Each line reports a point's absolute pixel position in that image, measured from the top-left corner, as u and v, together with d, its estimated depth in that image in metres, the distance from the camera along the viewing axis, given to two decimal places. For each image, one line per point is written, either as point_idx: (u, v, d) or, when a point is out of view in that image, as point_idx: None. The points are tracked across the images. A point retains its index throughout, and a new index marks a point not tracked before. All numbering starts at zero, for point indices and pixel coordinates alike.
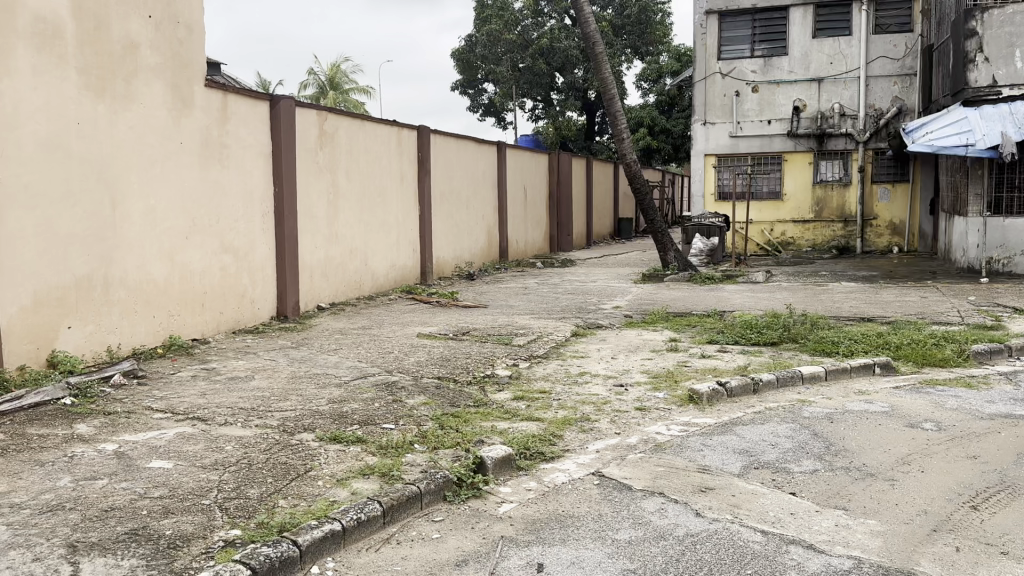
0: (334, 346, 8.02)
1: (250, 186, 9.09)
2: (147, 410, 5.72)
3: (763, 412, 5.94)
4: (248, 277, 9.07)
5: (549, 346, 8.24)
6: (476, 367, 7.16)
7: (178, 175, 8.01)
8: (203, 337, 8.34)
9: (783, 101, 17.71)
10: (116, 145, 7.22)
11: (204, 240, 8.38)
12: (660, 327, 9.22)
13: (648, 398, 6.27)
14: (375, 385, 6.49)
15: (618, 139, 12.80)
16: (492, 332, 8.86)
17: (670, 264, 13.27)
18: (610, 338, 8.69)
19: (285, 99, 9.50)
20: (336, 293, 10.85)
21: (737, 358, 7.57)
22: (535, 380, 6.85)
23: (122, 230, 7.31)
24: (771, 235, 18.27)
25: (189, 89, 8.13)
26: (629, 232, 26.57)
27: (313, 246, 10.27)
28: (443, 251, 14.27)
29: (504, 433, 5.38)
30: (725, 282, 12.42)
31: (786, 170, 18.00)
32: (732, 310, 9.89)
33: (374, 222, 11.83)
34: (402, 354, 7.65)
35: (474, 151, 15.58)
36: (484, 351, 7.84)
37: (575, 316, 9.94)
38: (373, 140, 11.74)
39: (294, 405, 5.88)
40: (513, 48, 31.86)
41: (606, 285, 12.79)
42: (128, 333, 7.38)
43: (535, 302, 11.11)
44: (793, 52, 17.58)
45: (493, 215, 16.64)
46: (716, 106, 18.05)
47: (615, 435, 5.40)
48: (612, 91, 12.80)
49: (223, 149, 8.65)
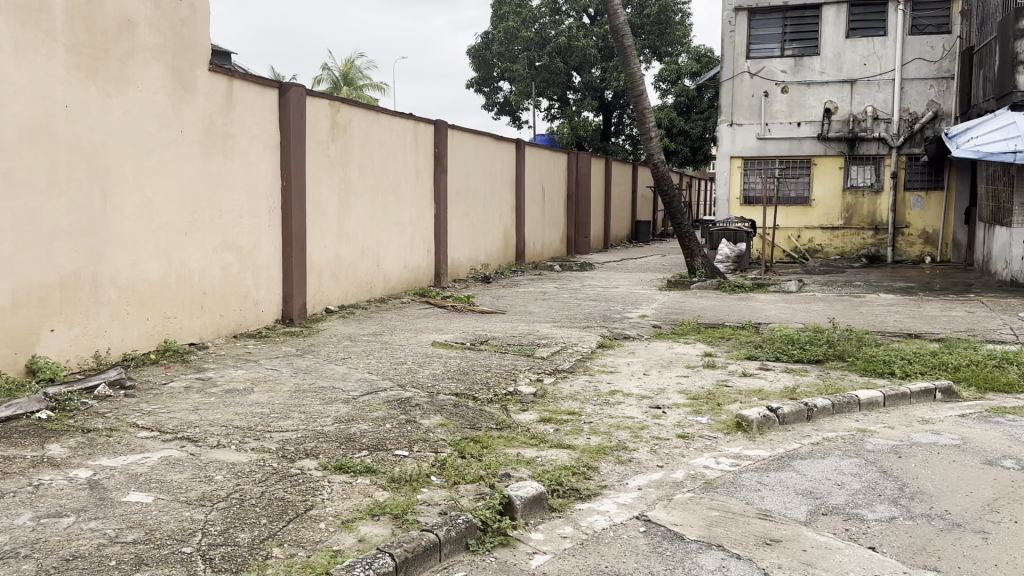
0: (342, 355, 7.38)
1: (256, 179, 8.49)
2: (131, 428, 5.11)
3: (822, 444, 5.30)
4: (251, 277, 8.47)
5: (575, 359, 7.59)
6: (496, 383, 6.52)
7: (178, 166, 7.41)
8: (201, 341, 7.75)
9: (813, 102, 17.03)
10: (109, 131, 6.63)
11: (205, 236, 7.79)
12: (692, 340, 8.57)
13: (689, 423, 5.62)
14: (386, 401, 5.87)
15: (645, 139, 12.14)
16: (512, 341, 8.22)
17: (697, 270, 12.59)
18: (640, 352, 8.03)
19: (294, 87, 8.88)
20: (346, 295, 10.24)
21: (782, 377, 6.93)
22: (562, 399, 6.21)
23: (114, 225, 6.72)
24: (797, 241, 17.58)
25: (191, 74, 7.53)
26: (646, 235, 25.97)
27: (322, 244, 9.67)
28: (458, 252, 13.66)
29: (532, 463, 4.74)
30: (756, 291, 11.75)
31: (815, 175, 17.32)
32: (767, 323, 9.22)
33: (387, 221, 11.22)
34: (416, 365, 7.02)
35: (492, 148, 14.96)
36: (504, 364, 7.20)
37: (601, 325, 9.28)
38: (388, 133, 11.13)
39: (296, 424, 5.25)
40: (530, 46, 31.27)
41: (630, 292, 12.13)
42: (118, 337, 6.79)
43: (556, 309, 10.46)
44: (825, 52, 16.90)
45: (510, 215, 16.02)
46: (743, 107, 17.39)
47: (658, 469, 4.75)
48: (641, 86, 12.05)
49: (227, 140, 8.04)
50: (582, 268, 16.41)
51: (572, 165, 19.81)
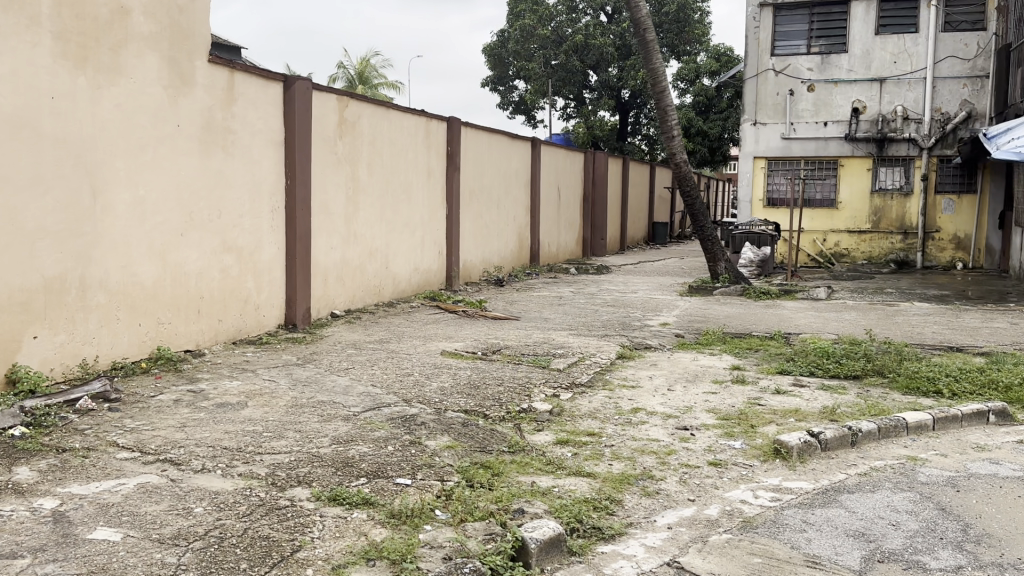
0: (345, 365, 6.92)
1: (258, 177, 8.05)
2: (111, 448, 4.66)
3: (871, 475, 4.82)
4: (253, 279, 8.03)
5: (594, 371, 7.10)
6: (509, 399, 6.04)
7: (174, 162, 6.98)
8: (198, 348, 7.31)
9: (841, 101, 16.47)
10: (99, 125, 6.20)
11: (203, 237, 7.35)
12: (718, 351, 8.06)
13: (721, 448, 5.15)
14: (390, 419, 5.39)
15: (667, 138, 11.63)
16: (526, 351, 7.74)
17: (721, 275, 12.07)
18: (663, 364, 7.53)
19: (300, 80, 8.44)
20: (353, 299, 9.80)
21: (820, 396, 6.48)
22: (580, 418, 5.72)
23: (104, 225, 6.29)
24: (823, 245, 17.00)
25: (189, 65, 7.09)
26: (663, 236, 25.38)
27: (329, 245, 9.23)
28: (471, 254, 13.20)
29: (549, 494, 4.25)
30: (783, 298, 11.23)
31: (841, 176, 16.75)
32: (798, 333, 8.73)
33: (396, 221, 10.77)
34: (423, 377, 6.55)
35: (508, 147, 14.49)
36: (518, 377, 6.71)
37: (620, 334, 8.77)
38: (399, 130, 10.68)
39: (290, 445, 4.79)
40: (546, 44, 30.82)
41: (649, 297, 11.62)
42: (108, 344, 6.36)
43: (573, 315, 9.97)
44: (854, 49, 16.33)
45: (525, 216, 15.56)
46: (768, 106, 16.84)
47: (690, 504, 4.26)
48: (665, 82, 11.54)
49: (227, 135, 7.61)
50: (599, 271, 15.89)
51: (589, 164, 19.31)
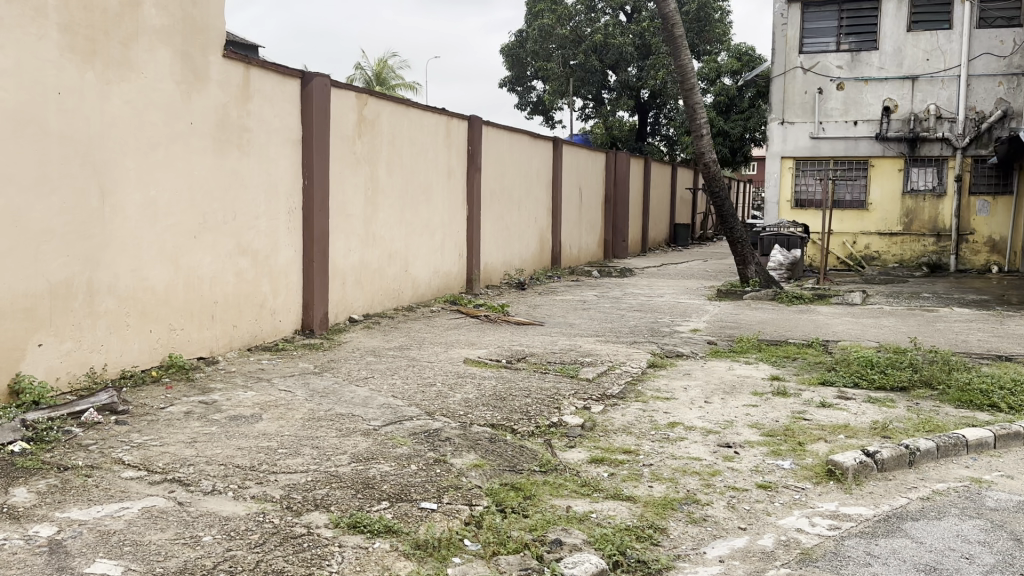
0: (364, 374, 6.59)
1: (274, 177, 7.75)
2: (116, 466, 4.36)
3: (935, 500, 4.45)
4: (268, 283, 7.74)
5: (625, 382, 6.73)
6: (538, 411, 5.68)
7: (187, 162, 6.69)
8: (211, 355, 7.02)
9: (872, 100, 16.01)
10: (108, 123, 5.92)
11: (217, 239, 7.06)
12: (755, 360, 7.70)
13: (769, 468, 4.81)
14: (413, 434, 5.06)
15: (696, 136, 11.23)
16: (553, 359, 7.39)
17: (751, 279, 11.67)
18: (697, 374, 7.15)
19: (319, 77, 8.13)
20: (371, 303, 9.49)
21: (868, 411, 6.12)
22: (614, 433, 5.36)
23: (114, 227, 6.01)
24: (852, 248, 16.56)
25: (203, 59, 6.80)
26: (685, 239, 24.91)
27: (347, 247, 8.93)
28: (492, 256, 12.88)
29: (588, 521, 3.91)
30: (817, 303, 10.84)
31: (872, 177, 16.30)
32: (837, 341, 8.37)
33: (416, 222, 10.46)
34: (447, 387, 6.23)
35: (530, 146, 14.16)
36: (545, 387, 6.35)
37: (649, 340, 8.41)
38: (419, 129, 10.37)
39: (307, 464, 4.47)
40: (565, 44, 30.48)
41: (677, 301, 11.25)
42: (117, 352, 6.08)
43: (599, 320, 9.62)
44: (885, 46, 15.87)
45: (547, 217, 15.22)
46: (796, 104, 16.40)
47: (741, 534, 3.91)
48: (693, 80, 11.15)
49: (243, 133, 7.32)
50: (622, 273, 15.51)
51: (611, 165, 18.94)
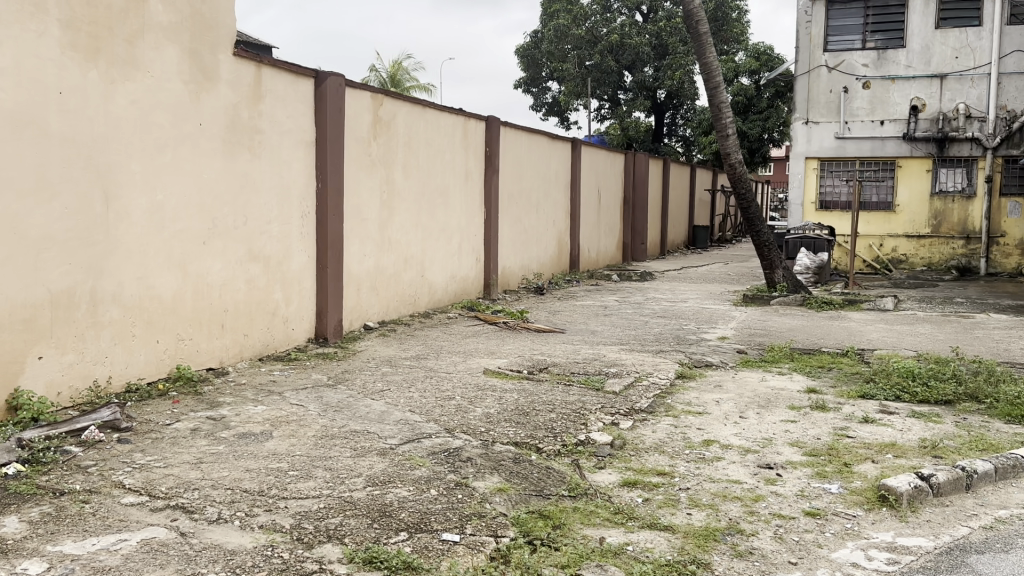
0: (380, 387, 6.28)
1: (287, 180, 7.47)
2: (116, 491, 4.08)
3: (999, 529, 4.09)
4: (281, 290, 7.46)
5: (653, 395, 6.38)
6: (563, 427, 5.34)
7: (196, 164, 6.42)
8: (221, 365, 6.74)
9: (899, 99, 15.58)
10: (113, 124, 5.65)
11: (227, 245, 6.78)
12: (788, 371, 7.38)
13: (816, 493, 4.49)
14: (432, 453, 4.74)
15: (721, 136, 10.87)
16: (577, 370, 7.06)
17: (778, 284, 11.30)
18: (729, 386, 6.80)
19: (333, 76, 7.84)
20: (387, 310, 9.20)
21: (914, 427, 5.77)
22: (646, 452, 5.03)
23: (118, 233, 5.74)
24: (879, 250, 16.13)
25: (212, 58, 6.53)
26: (705, 241, 24.49)
27: (362, 252, 8.64)
28: (510, 259, 12.56)
29: (624, 554, 3.59)
30: (848, 309, 10.51)
31: (899, 178, 15.87)
32: (872, 351, 8.09)
33: (433, 226, 10.16)
34: (466, 401, 5.93)
35: (548, 148, 13.85)
36: (570, 401, 6.02)
37: (676, 349, 8.07)
38: (436, 130, 10.07)
39: (319, 488, 4.17)
40: (581, 44, 30.08)
41: (701, 307, 10.90)
42: (122, 364, 5.80)
43: (622, 327, 9.29)
44: (913, 44, 15.44)
45: (565, 220, 14.90)
46: (821, 104, 16.01)
47: (792, 569, 3.57)
48: (718, 78, 10.78)
49: (254, 135, 7.04)
50: (642, 277, 15.15)
51: (629, 166, 18.59)
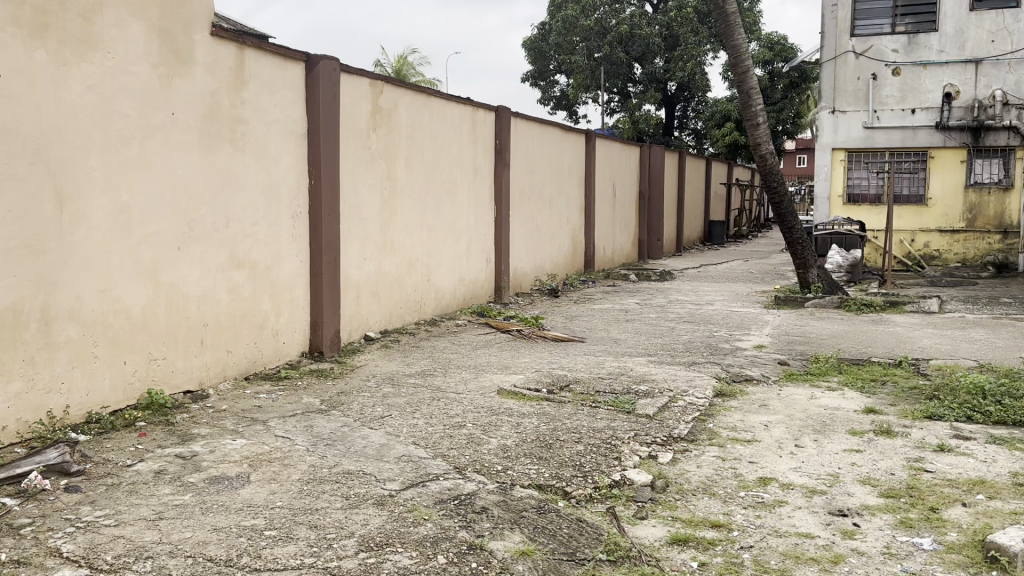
0: (380, 412, 5.48)
1: (275, 176, 6.68)
2: (49, 562, 3.30)
3: None
4: (269, 299, 6.68)
5: (692, 419, 5.56)
6: (594, 463, 4.55)
7: (168, 160, 5.64)
8: (201, 387, 5.97)
9: (931, 85, 14.71)
10: (66, 112, 4.88)
11: (207, 250, 6.00)
12: (839, 387, 6.59)
13: (906, 551, 3.68)
14: (440, 502, 3.94)
15: (751, 125, 10.05)
16: (603, 388, 6.24)
17: (812, 284, 10.49)
18: (776, 407, 6.00)
19: (325, 60, 7.06)
20: (390, 318, 8.43)
21: (1001, 457, 4.95)
22: (695, 496, 4.24)
23: (74, 240, 4.96)
24: (911, 246, 15.29)
25: (186, 38, 5.74)
26: (720, 237, 23.69)
27: (362, 256, 7.86)
28: (522, 260, 11.77)
29: None
30: (890, 311, 9.70)
31: (932, 169, 15.01)
32: (929, 361, 7.28)
33: (439, 226, 9.37)
34: (480, 429, 5.14)
35: (561, 141, 13.03)
36: (597, 428, 5.21)
37: (709, 360, 7.26)
38: (441, 122, 9.28)
39: (301, 554, 3.39)
40: (589, 35, 29.15)
41: (730, 310, 10.08)
42: (82, 392, 5.04)
43: (647, 335, 8.47)
44: (946, 27, 14.56)
45: (579, 217, 14.09)
46: (848, 92, 15.17)
47: None
48: (748, 62, 9.94)
49: (237, 126, 6.26)
50: (661, 276, 14.33)
51: (645, 160, 17.76)
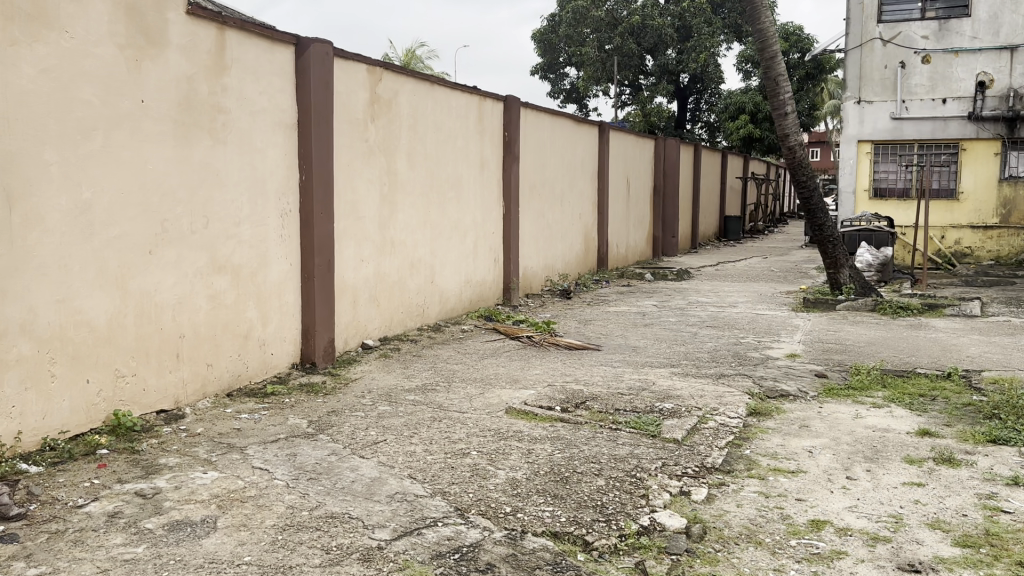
0: (374, 437, 4.86)
1: (261, 172, 6.07)
2: None
3: None
4: (255, 306, 6.08)
5: (725, 444, 4.92)
6: (618, 503, 3.93)
7: (139, 153, 5.01)
8: (175, 407, 5.37)
9: (963, 74, 13.99)
10: (15, 98, 4.23)
11: (182, 253, 5.39)
12: (885, 404, 5.96)
13: None
14: (438, 557, 3.32)
15: (779, 115, 9.39)
16: (623, 406, 5.60)
17: (844, 285, 9.84)
18: (819, 429, 5.36)
19: (317, 43, 6.45)
20: (390, 324, 7.82)
21: None
22: (738, 545, 3.60)
23: (25, 244, 4.31)
24: (942, 243, 14.56)
25: (158, 17, 5.11)
26: (737, 232, 22.98)
27: (359, 257, 7.25)
28: (532, 259, 11.13)
29: None
30: (929, 315, 9.04)
31: (963, 162, 14.29)
32: (982, 373, 6.64)
33: (444, 224, 8.76)
34: (486, 457, 4.52)
35: (573, 134, 12.38)
36: (619, 457, 4.57)
37: (740, 372, 6.62)
38: (445, 111, 8.65)
39: None
40: (600, 26, 28.44)
41: (756, 313, 9.40)
42: (38, 416, 4.43)
43: (669, 342, 7.82)
44: (979, 13, 13.82)
45: (592, 214, 13.45)
46: (875, 82, 14.47)
47: None
48: (775, 46, 9.26)
49: (217, 115, 5.64)
50: (678, 274, 13.66)
51: (660, 154, 17.08)
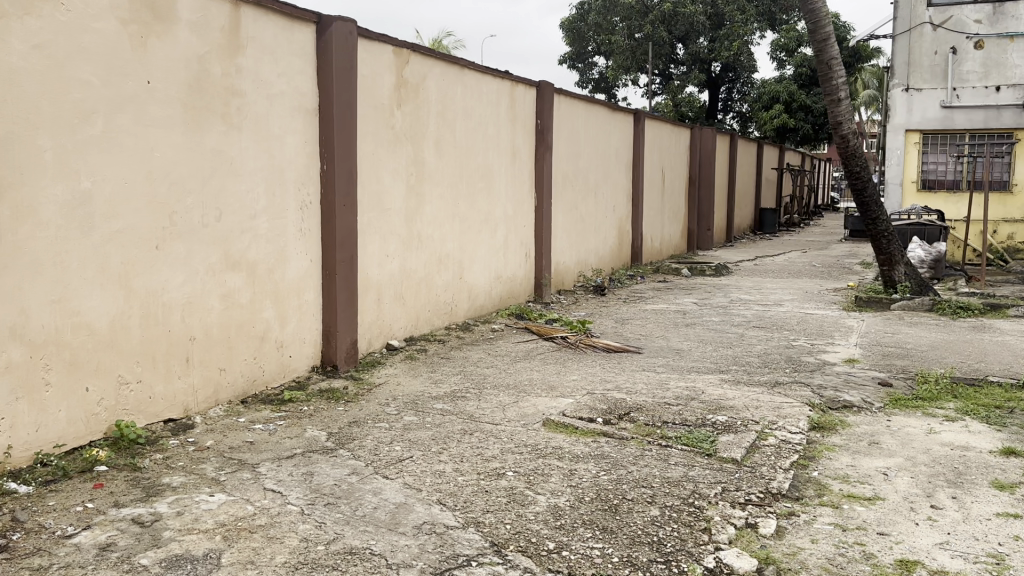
0: (399, 453, 4.40)
1: (279, 160, 5.63)
2: None
3: None
4: (272, 305, 5.65)
5: (791, 466, 4.40)
6: (676, 538, 3.43)
7: (145, 139, 4.59)
8: (183, 416, 4.95)
9: (1018, 60, 13.32)
10: (6, 77, 3.81)
11: (193, 248, 4.96)
12: (960, 417, 5.40)
13: None
14: None
15: (832, 101, 8.81)
16: (671, 419, 5.10)
17: (898, 283, 9.23)
18: (891, 446, 4.82)
19: (340, 22, 5.98)
20: (415, 323, 7.36)
21: None
22: None
23: (18, 238, 3.90)
24: (993, 237, 13.83)
25: None
26: (773, 225, 22.28)
27: (384, 252, 6.80)
28: (564, 254, 10.62)
29: None
30: (992, 316, 8.42)
31: (1017, 153, 13.55)
32: None
33: (473, 218, 8.28)
34: (523, 479, 4.04)
35: (607, 123, 11.83)
36: (672, 481, 4.07)
37: (796, 379, 6.09)
38: (476, 97, 8.16)
39: None
40: (631, 14, 27.82)
41: (804, 313, 8.83)
42: (31, 428, 4.02)
43: (715, 345, 7.28)
44: None
45: (626, 206, 12.90)
46: (924, 68, 13.75)
47: None
48: (828, 28, 8.64)
49: (232, 99, 5.20)
50: (716, 269, 13.08)
51: (696, 144, 16.45)
